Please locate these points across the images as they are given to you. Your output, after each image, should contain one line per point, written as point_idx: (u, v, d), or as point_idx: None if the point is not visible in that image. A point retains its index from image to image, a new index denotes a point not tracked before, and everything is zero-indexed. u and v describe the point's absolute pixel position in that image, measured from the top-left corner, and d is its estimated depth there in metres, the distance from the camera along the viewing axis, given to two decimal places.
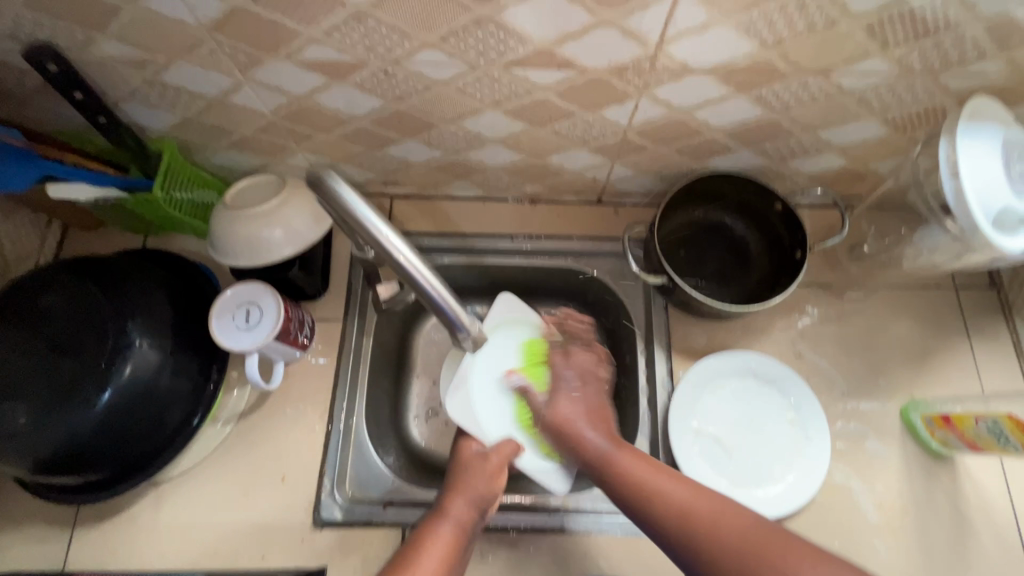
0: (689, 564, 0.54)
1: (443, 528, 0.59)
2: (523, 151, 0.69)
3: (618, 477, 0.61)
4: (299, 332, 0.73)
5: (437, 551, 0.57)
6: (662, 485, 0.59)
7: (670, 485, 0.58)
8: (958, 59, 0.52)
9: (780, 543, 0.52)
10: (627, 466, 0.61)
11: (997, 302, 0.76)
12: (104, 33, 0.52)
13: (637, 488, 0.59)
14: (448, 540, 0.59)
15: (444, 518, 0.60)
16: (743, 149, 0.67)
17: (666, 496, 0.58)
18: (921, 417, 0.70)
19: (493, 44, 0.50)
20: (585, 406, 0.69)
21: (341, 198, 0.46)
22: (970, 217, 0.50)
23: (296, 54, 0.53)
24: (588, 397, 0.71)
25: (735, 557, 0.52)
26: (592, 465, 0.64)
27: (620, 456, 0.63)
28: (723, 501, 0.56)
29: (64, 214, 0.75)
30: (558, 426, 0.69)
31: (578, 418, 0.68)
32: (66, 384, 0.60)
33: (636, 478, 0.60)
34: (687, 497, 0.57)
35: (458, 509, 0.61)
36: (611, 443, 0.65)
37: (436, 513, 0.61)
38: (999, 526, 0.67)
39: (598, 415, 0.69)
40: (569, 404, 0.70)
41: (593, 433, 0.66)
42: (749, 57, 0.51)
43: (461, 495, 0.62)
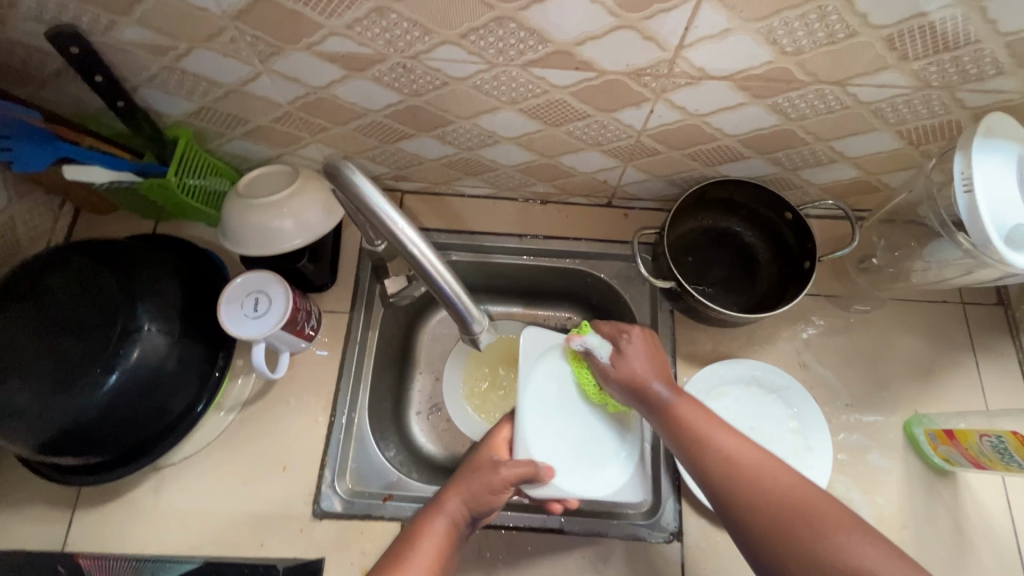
0: (737, 519, 0.53)
1: (437, 524, 0.59)
2: (536, 150, 0.69)
3: (675, 424, 0.60)
4: (306, 323, 0.73)
5: (428, 546, 0.57)
6: (716, 434, 0.58)
7: (724, 437, 0.57)
8: (976, 74, 0.52)
9: (826, 507, 0.50)
10: (687, 415, 0.60)
11: (1004, 320, 0.76)
12: (127, 18, 0.52)
13: (692, 433, 0.59)
14: (439, 536, 0.58)
15: (438, 514, 0.60)
16: (755, 157, 0.68)
17: (720, 447, 0.57)
18: (924, 431, 0.70)
19: (513, 42, 0.51)
20: (652, 358, 0.66)
21: (359, 188, 0.46)
22: (983, 232, 0.50)
23: (316, 45, 0.53)
24: (654, 352, 0.67)
25: (783, 516, 0.50)
26: (652, 413, 0.63)
27: (681, 405, 0.61)
28: (776, 459, 0.55)
29: (77, 197, 0.76)
30: (624, 379, 0.66)
31: (648, 372, 0.64)
32: (74, 365, 0.60)
33: (694, 426, 0.59)
34: (739, 448, 0.56)
35: (454, 506, 0.60)
36: (675, 395, 0.63)
37: (434, 506, 0.61)
38: (999, 543, 0.67)
39: (666, 367, 0.66)
40: (637, 358, 0.66)
41: (659, 382, 0.64)
42: (767, 64, 0.51)
43: (460, 494, 0.61)
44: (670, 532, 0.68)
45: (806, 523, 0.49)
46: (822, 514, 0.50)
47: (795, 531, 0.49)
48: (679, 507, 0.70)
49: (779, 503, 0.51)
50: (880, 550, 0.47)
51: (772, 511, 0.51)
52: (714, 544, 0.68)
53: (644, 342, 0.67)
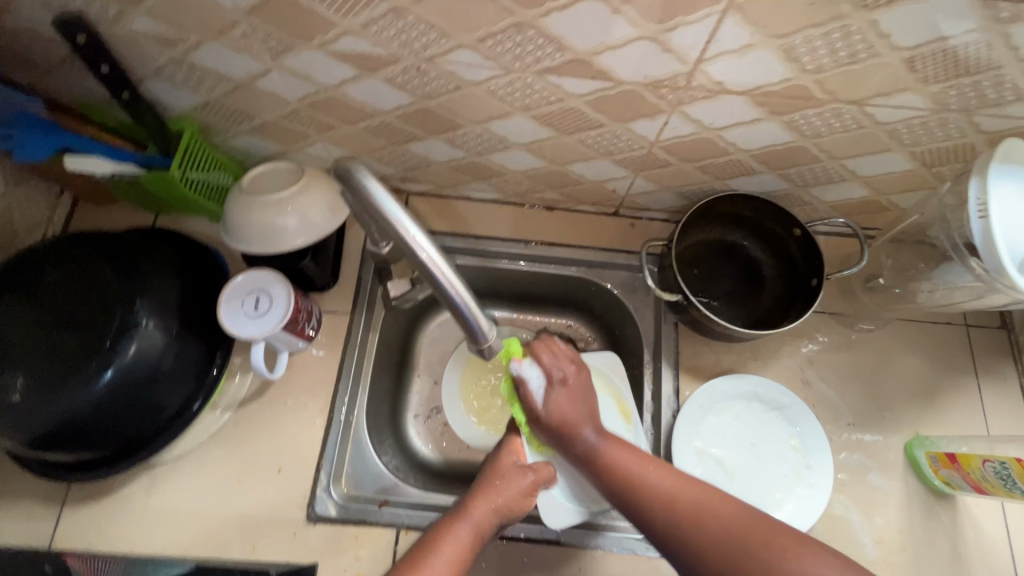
0: (683, 556, 0.53)
1: (462, 530, 0.59)
2: (546, 157, 0.68)
3: (609, 472, 0.60)
4: (307, 323, 0.72)
5: (452, 552, 0.57)
6: (649, 473, 0.58)
7: (657, 475, 0.58)
8: (994, 99, 0.52)
9: (767, 529, 0.51)
10: (619, 459, 0.60)
11: (1007, 343, 0.76)
12: (137, 9, 0.51)
13: (626, 480, 0.58)
14: (463, 542, 0.58)
15: (462, 519, 0.60)
16: (767, 173, 0.67)
17: (653, 484, 0.57)
18: (925, 453, 0.69)
19: (531, 49, 0.50)
20: (581, 398, 0.64)
21: (363, 185, 0.46)
22: (996, 258, 0.50)
23: (330, 44, 0.52)
24: (586, 391, 0.65)
25: (729, 546, 0.51)
26: (583, 461, 0.62)
27: (611, 450, 0.61)
28: (710, 488, 0.56)
29: (78, 187, 0.75)
30: (553, 420, 0.63)
31: (576, 419, 0.62)
32: (69, 360, 0.59)
33: (626, 472, 0.59)
34: (674, 486, 0.57)
35: (482, 514, 0.60)
36: (601, 438, 0.62)
37: (459, 510, 0.61)
38: (997, 569, 0.67)
39: (594, 408, 0.64)
40: (566, 399, 0.64)
41: (587, 425, 0.62)
42: (786, 81, 0.51)
43: (489, 501, 0.61)
44: None
45: (754, 551, 0.50)
46: (764, 536, 0.51)
47: (744, 559, 0.50)
48: None
49: (719, 533, 0.52)
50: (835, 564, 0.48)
51: (718, 542, 0.52)
52: None
53: (578, 380, 0.65)
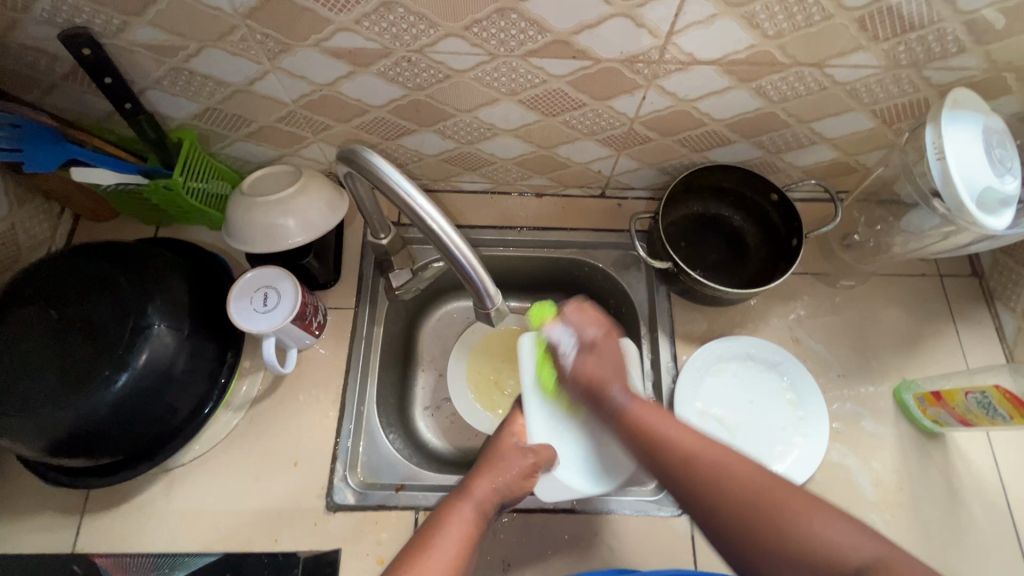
0: (697, 512, 0.52)
1: (466, 509, 0.59)
2: (533, 141, 0.72)
3: (632, 427, 0.58)
4: (314, 318, 0.74)
5: (457, 530, 0.56)
6: (671, 433, 0.55)
7: (679, 436, 0.55)
8: (940, 53, 0.56)
9: (786, 496, 0.48)
10: (645, 417, 0.58)
11: (980, 289, 0.80)
12: (140, 19, 0.54)
13: (647, 435, 0.57)
14: (467, 520, 0.57)
15: (465, 499, 0.60)
16: (741, 142, 0.71)
17: (675, 442, 0.55)
18: (913, 396, 0.73)
19: (514, 33, 0.54)
20: (608, 361, 0.63)
21: (380, 172, 0.49)
22: (956, 197, 0.54)
23: (325, 41, 0.56)
24: (614, 357, 0.64)
25: (745, 506, 0.49)
26: (612, 419, 0.60)
27: (636, 408, 0.59)
28: (732, 451, 0.53)
29: (79, 203, 0.76)
30: (581, 380, 0.63)
31: (602, 376, 0.62)
32: (84, 366, 0.61)
33: (649, 428, 0.57)
34: (693, 445, 0.54)
35: (483, 491, 0.61)
36: (631, 398, 0.60)
37: (462, 491, 0.61)
38: (989, 499, 0.70)
39: (622, 369, 0.63)
40: (594, 361, 0.63)
41: (614, 386, 0.61)
42: (751, 48, 0.55)
43: (489, 480, 0.62)
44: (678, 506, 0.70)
45: (762, 515, 0.48)
46: (779, 500, 0.48)
47: (753, 521, 0.48)
48: None
49: (735, 502, 0.49)
50: (845, 529, 0.46)
51: (736, 509, 0.49)
52: None
53: (604, 344, 0.64)
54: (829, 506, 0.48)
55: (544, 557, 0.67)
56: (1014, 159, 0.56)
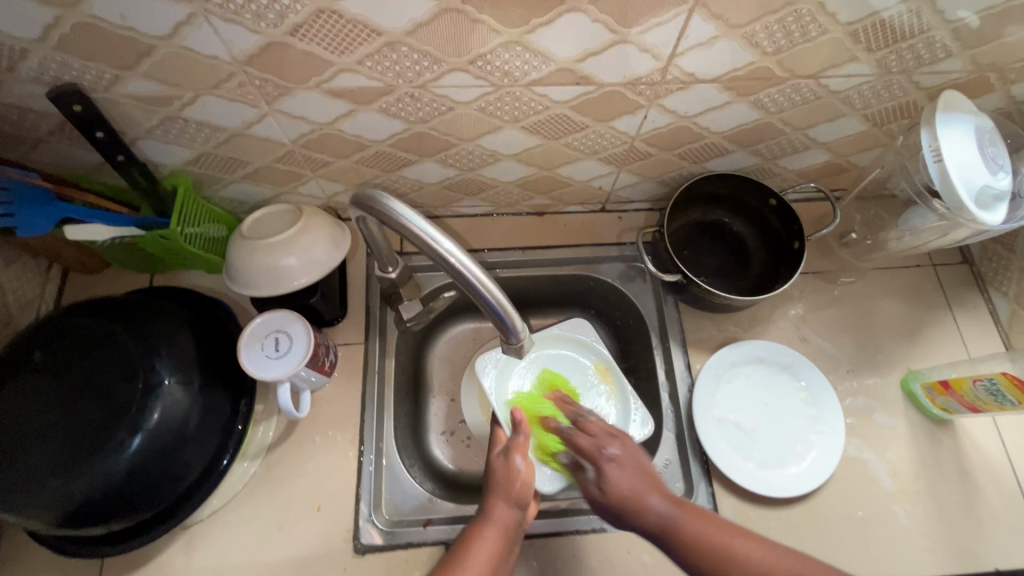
0: None
1: (488, 533, 0.59)
2: (535, 164, 0.72)
3: (692, 545, 0.54)
4: (325, 358, 0.73)
5: (483, 558, 0.57)
6: (734, 545, 0.53)
7: (750, 551, 0.52)
8: (929, 59, 0.58)
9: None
10: (700, 533, 0.54)
11: (971, 275, 0.83)
12: (133, 72, 0.52)
13: (714, 555, 0.53)
14: (493, 544, 0.58)
15: (486, 524, 0.60)
16: (739, 151, 0.73)
17: (745, 561, 0.52)
18: (920, 386, 0.75)
19: (519, 64, 0.53)
20: (638, 469, 0.62)
21: (412, 228, 0.48)
22: (956, 196, 0.56)
23: (326, 83, 0.55)
24: (637, 465, 0.62)
25: None
26: (658, 534, 0.56)
27: (688, 522, 0.55)
28: (806, 556, 0.52)
29: (69, 257, 0.74)
30: (611, 497, 0.60)
31: (639, 487, 0.60)
32: (95, 432, 0.58)
33: (712, 545, 0.53)
34: (767, 560, 0.51)
35: (499, 511, 0.61)
36: (674, 508, 0.57)
37: (479, 518, 0.61)
38: (1000, 480, 0.73)
39: (656, 480, 0.61)
40: (619, 471, 0.62)
41: (655, 495, 0.58)
42: (750, 65, 0.56)
43: (499, 499, 0.62)
44: None
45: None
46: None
47: None
48: (712, 490, 0.72)
49: None
50: None
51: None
52: (748, 521, 0.70)
53: (628, 456, 0.63)
54: None
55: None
56: (1005, 156, 0.58)
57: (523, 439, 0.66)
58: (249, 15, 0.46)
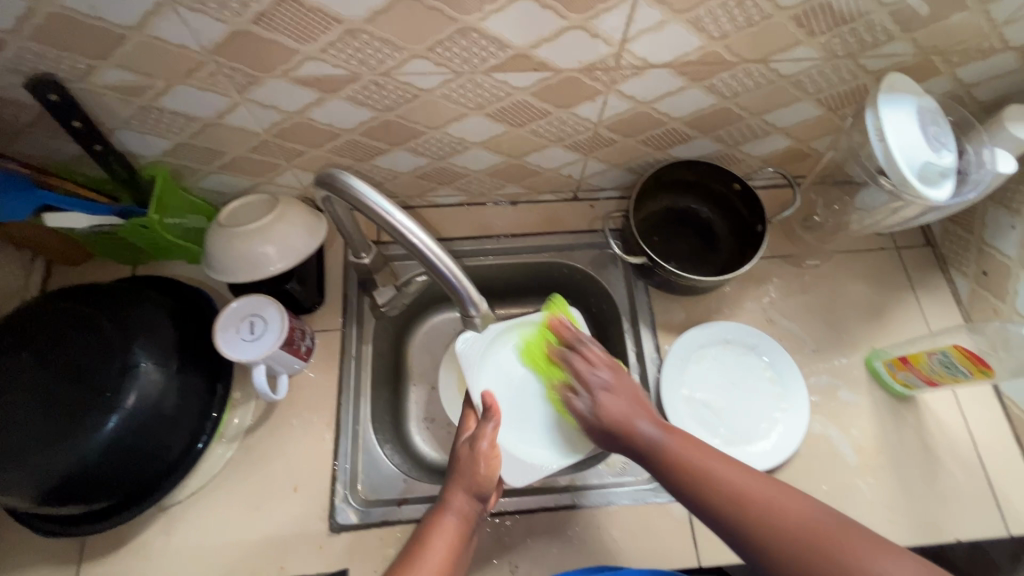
0: (745, 547, 0.53)
1: (447, 523, 0.59)
2: (503, 152, 0.74)
3: (676, 466, 0.58)
4: (302, 342, 0.75)
5: (441, 547, 0.58)
6: (716, 466, 0.57)
7: (725, 471, 0.56)
8: (872, 42, 0.61)
9: (849, 535, 0.50)
10: (685, 453, 0.58)
11: (934, 257, 0.86)
12: (107, 62, 0.54)
13: (692, 473, 0.57)
14: (451, 535, 0.59)
15: (444, 513, 0.60)
16: (701, 137, 0.75)
17: (721, 479, 0.56)
18: (882, 362, 0.77)
19: (476, 51, 0.56)
20: (631, 398, 0.64)
21: (375, 207, 0.50)
22: (900, 172, 0.59)
23: (293, 71, 0.57)
24: (631, 393, 0.65)
25: (801, 543, 0.50)
26: (645, 454, 0.60)
27: (673, 442, 0.59)
28: (789, 487, 0.55)
29: (52, 248, 0.76)
30: (601, 421, 0.64)
31: (627, 411, 0.63)
32: (73, 413, 0.60)
33: (691, 462, 0.57)
34: (742, 482, 0.55)
35: (459, 499, 0.60)
36: (662, 431, 0.61)
37: (439, 504, 0.61)
38: (961, 454, 0.74)
39: (644, 404, 0.64)
40: (611, 400, 0.64)
41: (644, 421, 0.62)
42: (700, 50, 0.59)
43: (460, 487, 0.61)
44: None
45: (833, 558, 0.49)
46: (835, 544, 0.49)
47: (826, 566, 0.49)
48: None
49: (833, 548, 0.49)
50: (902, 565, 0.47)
51: (781, 543, 0.51)
52: None
53: (621, 384, 0.65)
54: (894, 545, 0.49)
55: (551, 554, 0.69)
56: (947, 134, 0.61)
57: (490, 425, 0.62)
58: (214, 5, 0.49)
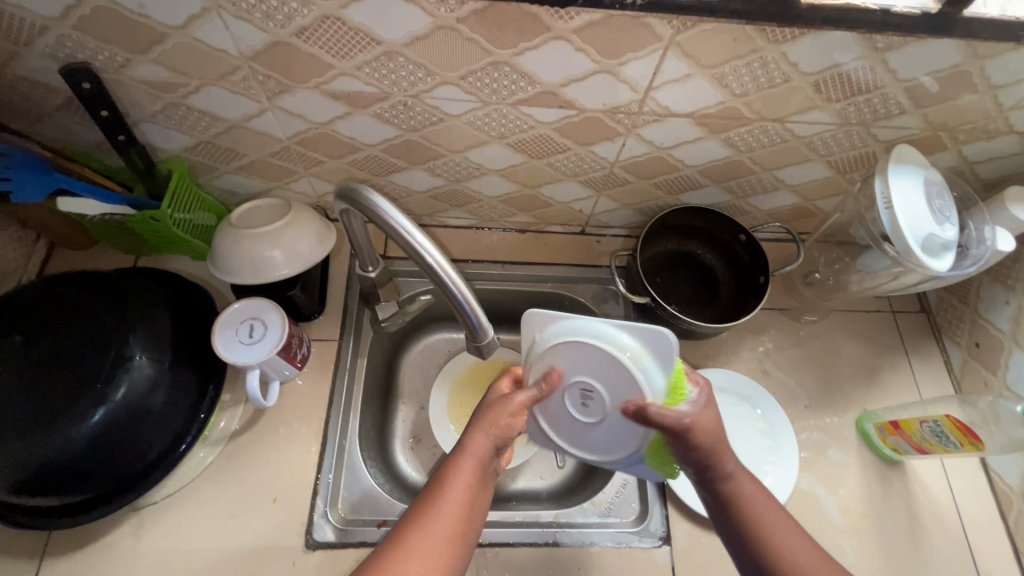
0: None
1: (464, 464, 0.54)
2: (519, 181, 0.76)
3: (743, 513, 0.55)
4: (298, 350, 0.74)
5: (456, 491, 0.52)
6: (788, 531, 0.54)
7: (795, 541, 0.54)
8: (884, 114, 0.63)
9: None
10: (759, 507, 0.55)
11: (928, 324, 0.87)
12: (143, 57, 0.55)
13: (755, 526, 0.55)
14: (467, 478, 0.53)
15: (463, 454, 0.54)
16: (712, 186, 0.77)
17: (788, 548, 0.53)
18: (873, 425, 0.77)
19: (506, 84, 0.57)
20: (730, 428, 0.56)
21: (396, 226, 0.50)
22: (904, 241, 0.60)
23: (325, 84, 0.58)
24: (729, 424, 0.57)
25: None
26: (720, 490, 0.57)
27: (753, 494, 0.56)
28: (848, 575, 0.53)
29: (56, 231, 0.75)
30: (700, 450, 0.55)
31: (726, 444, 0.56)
32: (60, 401, 0.59)
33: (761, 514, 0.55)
34: (807, 558, 0.53)
35: (479, 444, 0.55)
36: (746, 480, 0.57)
37: (458, 445, 0.56)
38: (946, 524, 0.74)
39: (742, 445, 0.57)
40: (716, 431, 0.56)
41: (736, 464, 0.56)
42: (720, 104, 0.61)
43: (482, 430, 0.56)
44: (658, 536, 0.71)
45: None
46: None
47: None
48: (666, 512, 0.73)
49: None
50: None
51: None
52: (699, 546, 0.71)
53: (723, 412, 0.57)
54: None
55: None
56: (951, 209, 0.63)
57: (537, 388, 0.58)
58: (259, 14, 0.50)
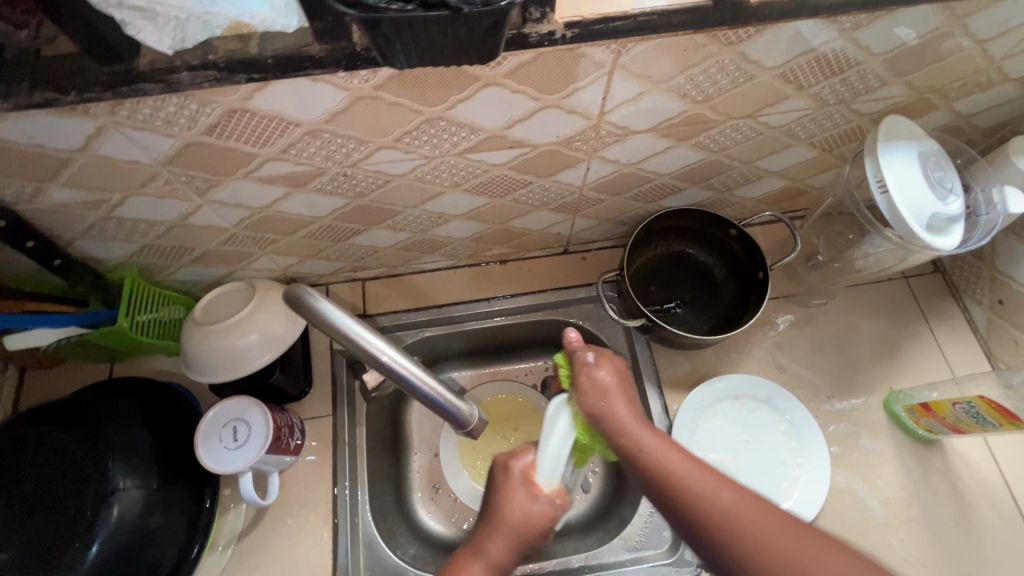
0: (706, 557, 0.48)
1: (474, 567, 0.56)
2: (486, 220, 0.71)
3: (649, 469, 0.54)
4: (290, 438, 0.71)
5: None
6: (682, 468, 0.52)
7: (692, 474, 0.52)
8: (864, 88, 0.58)
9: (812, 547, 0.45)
10: (661, 458, 0.54)
11: (944, 285, 0.82)
12: (55, 182, 0.51)
13: (661, 476, 0.53)
14: None
15: (477, 556, 0.57)
16: (691, 187, 0.72)
17: (686, 481, 0.51)
18: (903, 407, 0.73)
19: (447, 137, 0.53)
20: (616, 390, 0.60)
21: (348, 334, 0.47)
22: (908, 226, 0.55)
23: (255, 172, 0.54)
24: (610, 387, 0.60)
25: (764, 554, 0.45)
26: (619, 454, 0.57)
27: (651, 447, 0.55)
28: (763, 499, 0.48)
29: (19, 358, 0.72)
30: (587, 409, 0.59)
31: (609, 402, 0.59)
32: (49, 547, 0.57)
33: (658, 461, 0.54)
34: (711, 488, 0.50)
35: (495, 550, 0.57)
36: (642, 438, 0.56)
37: (473, 547, 0.58)
38: (994, 497, 0.71)
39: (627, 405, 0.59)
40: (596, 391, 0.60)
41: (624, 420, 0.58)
42: (683, 113, 0.55)
43: (499, 535, 0.57)
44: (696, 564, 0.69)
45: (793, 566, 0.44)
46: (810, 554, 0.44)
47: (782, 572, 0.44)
48: None
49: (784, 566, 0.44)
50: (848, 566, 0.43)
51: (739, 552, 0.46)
52: None
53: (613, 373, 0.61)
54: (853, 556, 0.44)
55: None
56: (953, 179, 0.57)
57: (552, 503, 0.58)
58: (160, 122, 0.45)
